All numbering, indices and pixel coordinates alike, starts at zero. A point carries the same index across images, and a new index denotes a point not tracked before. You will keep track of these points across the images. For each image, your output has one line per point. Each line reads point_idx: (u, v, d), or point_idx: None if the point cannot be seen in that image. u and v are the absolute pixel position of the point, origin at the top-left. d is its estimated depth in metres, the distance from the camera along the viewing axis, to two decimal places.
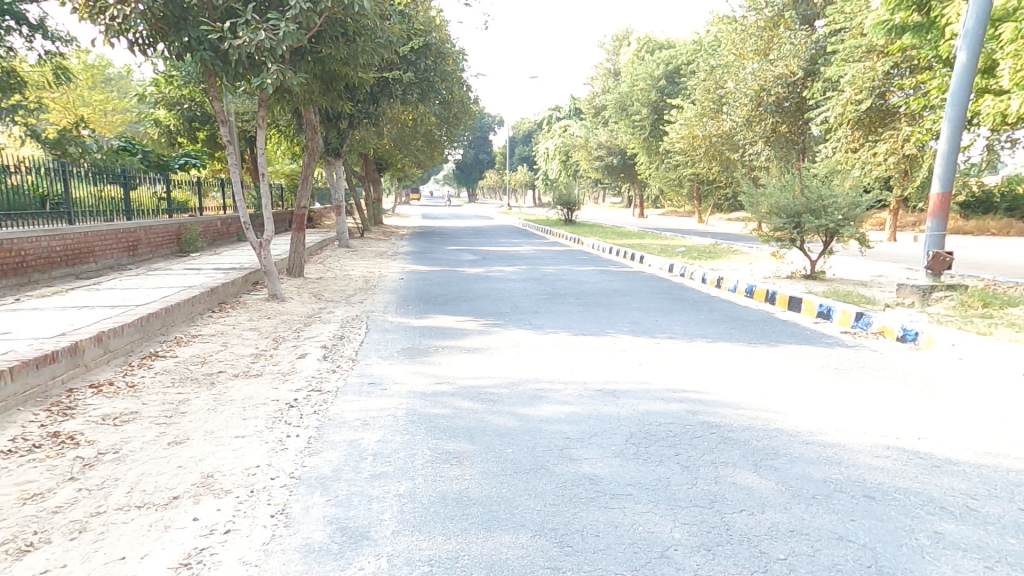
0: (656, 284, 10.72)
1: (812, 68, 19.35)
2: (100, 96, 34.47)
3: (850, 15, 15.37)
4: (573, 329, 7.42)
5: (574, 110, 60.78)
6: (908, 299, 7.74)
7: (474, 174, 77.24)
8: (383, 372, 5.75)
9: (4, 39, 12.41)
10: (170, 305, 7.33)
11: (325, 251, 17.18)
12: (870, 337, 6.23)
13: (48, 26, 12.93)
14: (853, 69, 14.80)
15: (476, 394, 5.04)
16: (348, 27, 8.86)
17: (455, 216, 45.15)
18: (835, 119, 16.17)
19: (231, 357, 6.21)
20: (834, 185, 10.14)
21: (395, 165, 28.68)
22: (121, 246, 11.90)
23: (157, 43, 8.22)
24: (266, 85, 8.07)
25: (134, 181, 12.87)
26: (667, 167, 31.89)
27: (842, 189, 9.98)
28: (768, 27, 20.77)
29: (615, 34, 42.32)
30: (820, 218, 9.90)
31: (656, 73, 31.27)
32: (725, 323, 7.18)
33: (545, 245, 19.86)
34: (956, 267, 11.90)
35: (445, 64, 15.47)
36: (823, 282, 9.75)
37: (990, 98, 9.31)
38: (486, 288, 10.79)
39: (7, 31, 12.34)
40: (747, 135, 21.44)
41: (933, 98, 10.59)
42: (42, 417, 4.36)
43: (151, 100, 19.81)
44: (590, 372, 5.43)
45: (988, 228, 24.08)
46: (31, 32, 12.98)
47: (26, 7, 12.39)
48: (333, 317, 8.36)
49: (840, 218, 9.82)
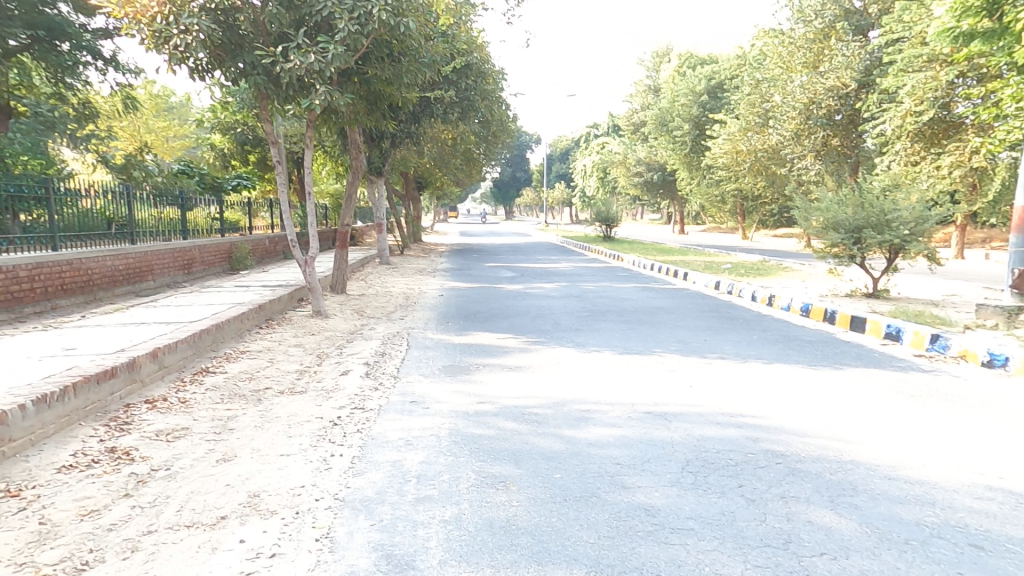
0: (702, 302, 10.37)
1: (866, 81, 18.74)
2: (162, 123, 36.62)
3: (909, 23, 14.72)
4: (617, 347, 7.21)
5: (613, 126, 60.70)
6: (989, 320, 7.19)
7: (512, 191, 77.88)
8: (425, 390, 5.67)
9: (80, 73, 13.22)
10: (221, 322, 7.50)
11: (367, 268, 17.48)
12: (951, 362, 5.78)
13: (120, 60, 13.78)
14: (912, 79, 14.24)
15: (519, 414, 4.88)
16: (393, 48, 9.06)
17: (492, 233, 45.49)
18: (893, 131, 15.50)
19: (277, 374, 6.28)
20: (898, 199, 9.60)
21: (434, 184, 29.19)
22: (177, 265, 12.38)
23: (214, 70, 8.46)
24: (314, 105, 8.26)
25: (191, 203, 13.44)
26: (709, 183, 31.27)
27: (907, 203, 9.45)
28: (817, 39, 20.16)
29: (655, 51, 42.18)
30: (884, 234, 9.33)
31: (698, 89, 30.94)
32: (780, 344, 6.82)
33: (584, 262, 19.68)
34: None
35: (485, 84, 15.65)
36: (888, 302, 9.19)
37: None
38: (526, 305, 10.68)
39: (84, 65, 13.17)
40: (795, 149, 20.86)
41: (1008, 108, 9.87)
42: (101, 432, 4.45)
43: (207, 125, 20.86)
44: (637, 393, 5.19)
45: None
46: (104, 66, 13.84)
47: (101, 43, 13.11)
48: (375, 334, 8.39)
49: (907, 233, 9.28)
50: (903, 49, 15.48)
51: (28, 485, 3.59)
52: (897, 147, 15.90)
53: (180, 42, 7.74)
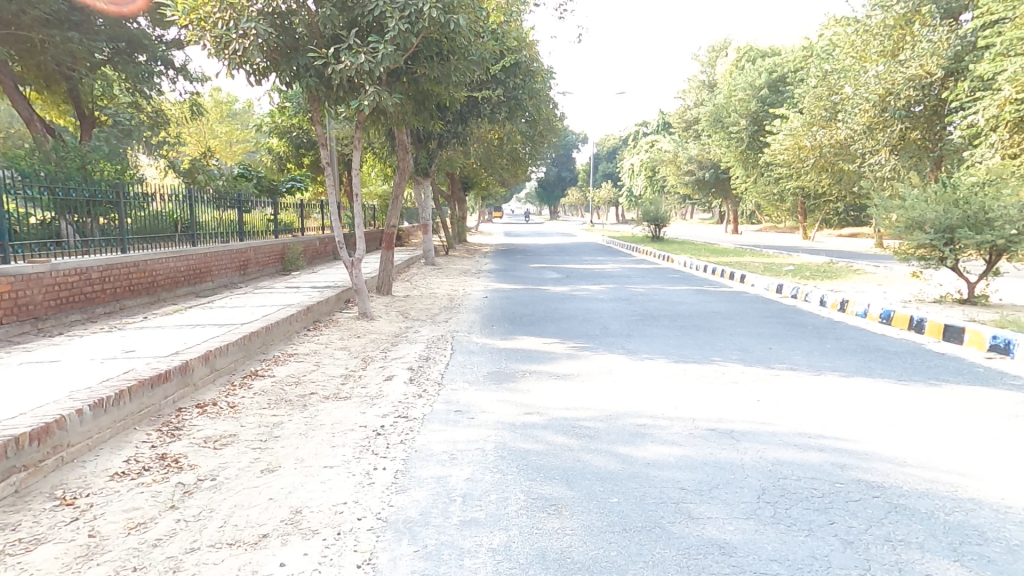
0: (764, 306, 9.75)
1: (956, 67, 17.11)
2: (225, 129, 38.43)
3: (1012, 4, 13.54)
4: (672, 355, 6.77)
5: (663, 124, 59.31)
6: None
7: (557, 192, 77.43)
8: (471, 398, 5.43)
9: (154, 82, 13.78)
10: (270, 324, 7.54)
11: (412, 269, 17.55)
12: None
13: (190, 69, 14.31)
14: (1014, 64, 12.86)
15: (569, 428, 4.57)
16: (443, 45, 8.93)
17: (537, 233, 45.16)
18: (987, 122, 14.48)
19: (322, 378, 6.20)
20: (1000, 196, 8.70)
21: (480, 184, 29.20)
22: (234, 266, 12.69)
23: (270, 74, 8.49)
24: (363, 106, 8.21)
25: (249, 205, 13.80)
26: (766, 181, 29.90)
27: (1012, 200, 8.55)
28: (899, 25, 18.78)
29: (711, 46, 41.11)
30: (983, 233, 8.47)
31: (758, 82, 29.69)
32: (857, 356, 6.21)
33: (633, 263, 19.12)
34: None
35: (534, 82, 15.40)
36: (987, 309, 8.32)
37: None
38: (573, 308, 10.32)
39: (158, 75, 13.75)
40: (867, 143, 19.61)
41: None
42: (153, 437, 4.42)
43: (266, 129, 21.55)
44: (698, 408, 4.77)
45: None
46: (175, 74, 14.40)
47: (173, 53, 13.71)
48: (420, 337, 8.25)
49: (1014, 233, 8.37)
50: (1004, 31, 14.17)
51: (82, 493, 3.56)
52: (994, 138, 14.64)
53: (239, 47, 7.81)
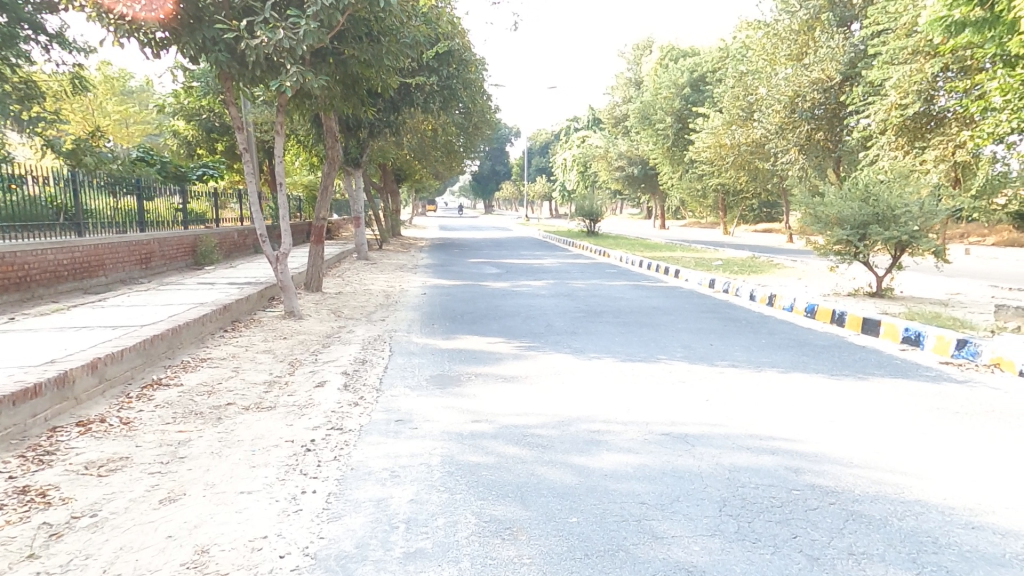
0: (699, 301, 9.96)
1: (852, 73, 18.41)
2: (120, 109, 34.88)
3: (894, 15, 14.70)
4: (618, 353, 6.68)
5: (592, 120, 60.37)
6: (1012, 322, 6.94)
7: (491, 185, 77.15)
8: (412, 406, 5.04)
9: (21, 50, 12.15)
10: (178, 325, 6.74)
11: (343, 264, 16.67)
12: (984, 371, 5.46)
13: (68, 36, 12.78)
14: (898, 72, 14.16)
15: (520, 437, 4.32)
16: (372, 25, 8.37)
17: (473, 227, 44.65)
18: (877, 126, 15.51)
19: (241, 386, 5.57)
20: (905, 194, 9.27)
21: (413, 176, 28.39)
22: (133, 259, 11.45)
23: (170, 46, 7.62)
24: (284, 87, 7.51)
25: (150, 193, 12.51)
26: (691, 177, 31.13)
27: (915, 198, 9.15)
28: (803, 30, 19.97)
29: (635, 44, 42.01)
30: (891, 229, 9.00)
31: (680, 81, 30.64)
32: (792, 350, 6.37)
33: (570, 257, 19.18)
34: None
35: (467, 72, 14.95)
36: (896, 302, 8.86)
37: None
38: (515, 304, 10.10)
39: (25, 40, 12.27)
40: (779, 143, 20.72)
41: (994, 102, 9.55)
42: (14, 467, 3.71)
43: (171, 111, 19.78)
44: (650, 411, 4.65)
45: None
46: (50, 43, 12.82)
47: (44, 17, 12.24)
48: (354, 337, 7.72)
49: (916, 229, 8.93)
50: (889, 40, 15.20)
51: None
52: (882, 141, 15.73)
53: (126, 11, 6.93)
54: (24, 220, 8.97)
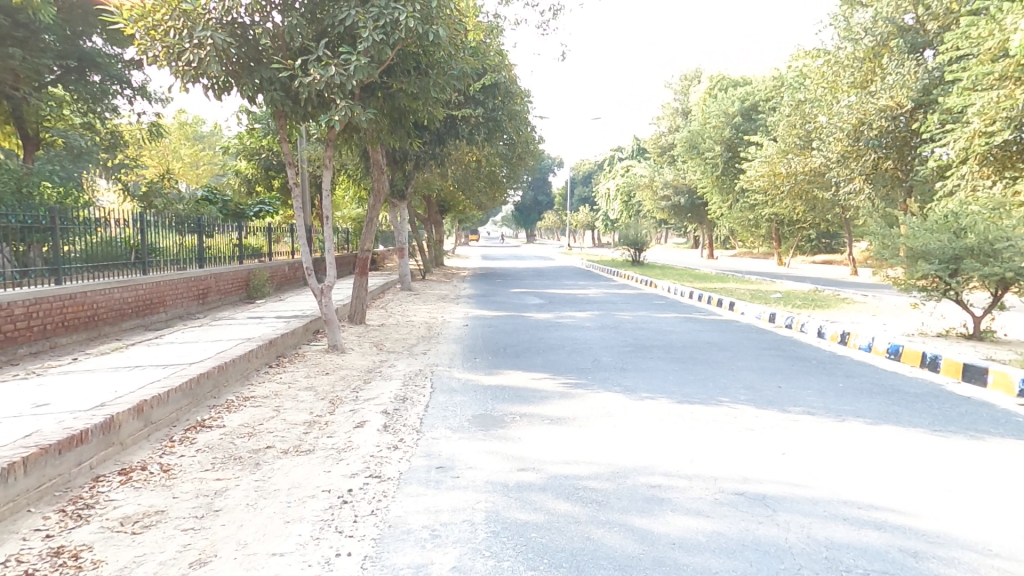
0: (760, 337, 9.30)
1: (925, 100, 17.43)
2: (189, 151, 36.92)
3: (976, 41, 13.84)
4: (674, 394, 6.16)
5: (638, 150, 60.03)
6: None
7: (534, 216, 77.46)
8: (454, 450, 4.70)
9: (111, 103, 13.23)
10: (224, 362, 6.69)
11: (387, 295, 16.76)
12: None
13: (149, 89, 13.55)
14: (982, 99, 13.15)
15: (571, 490, 3.91)
16: (421, 60, 8.43)
17: (515, 257, 44.56)
18: (957, 154, 14.58)
19: (282, 427, 5.38)
20: (1006, 227, 8.42)
21: (457, 207, 28.70)
22: (192, 294, 11.74)
23: (231, 88, 7.81)
24: (333, 122, 7.54)
25: (211, 229, 12.90)
26: (742, 207, 30.15)
27: (1018, 231, 8.29)
28: (868, 57, 19.18)
29: (683, 75, 41.69)
30: (990, 265, 8.17)
31: (731, 110, 30.02)
32: (877, 398, 5.71)
33: (615, 288, 18.68)
34: None
35: (513, 104, 15.00)
36: (998, 346, 7.98)
37: None
38: (560, 338, 9.70)
39: (112, 94, 13.06)
40: (841, 172, 19.84)
41: None
42: (52, 523, 3.55)
43: (233, 151, 20.77)
44: (718, 462, 4.17)
45: None
46: (134, 95, 13.62)
47: (131, 72, 12.96)
48: (395, 372, 7.50)
49: (1022, 265, 8.04)
50: (971, 65, 14.27)
51: None
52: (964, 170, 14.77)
53: (193, 57, 7.11)
54: (100, 261, 9.33)
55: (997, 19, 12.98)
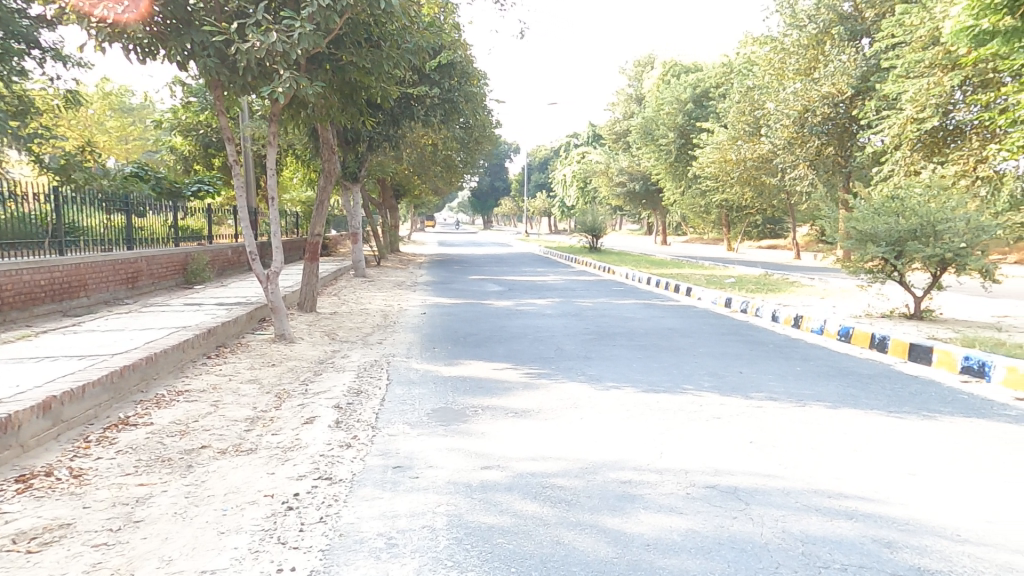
0: (718, 322, 9.39)
1: (863, 87, 18.17)
2: (115, 125, 34.33)
3: (910, 28, 14.43)
4: (639, 382, 6.06)
5: (593, 136, 60.25)
6: None
7: (490, 201, 76.88)
8: (414, 449, 4.40)
9: (18, 65, 11.96)
10: (154, 354, 6.12)
11: (340, 281, 16.11)
12: None
13: (62, 50, 12.30)
14: (915, 85, 13.79)
15: (539, 489, 3.69)
16: (372, 30, 7.92)
17: (472, 242, 43.92)
18: (892, 140, 15.22)
19: (219, 424, 4.93)
20: (947, 209, 8.71)
21: (412, 192, 27.98)
22: (120, 279, 10.83)
23: (157, 51, 7.12)
24: (276, 93, 6.96)
25: (141, 209, 11.94)
26: (694, 194, 30.71)
27: (959, 213, 8.59)
28: (811, 44, 19.73)
29: (637, 61, 41.83)
30: (932, 246, 8.44)
31: (684, 97, 30.40)
32: (836, 382, 5.76)
33: (574, 274, 18.63)
34: None
35: (469, 85, 14.57)
36: (940, 326, 8.28)
37: None
38: (521, 325, 9.48)
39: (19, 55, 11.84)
40: (787, 158, 20.43)
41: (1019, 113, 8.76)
42: None
43: (167, 127, 19.41)
44: (687, 455, 4.04)
45: None
46: (45, 57, 12.35)
47: (41, 31, 11.76)
48: (349, 363, 7.09)
49: (961, 246, 8.35)
50: (904, 53, 14.98)
51: None
52: (897, 156, 15.41)
53: None
54: (7, 240, 8.42)
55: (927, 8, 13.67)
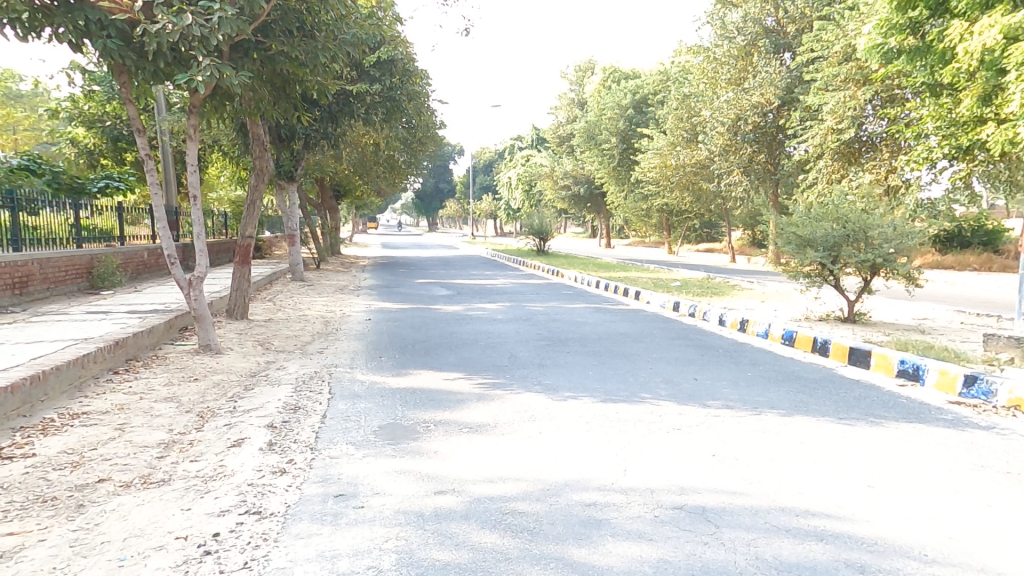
0: (667, 326, 9.43)
1: (789, 98, 19.08)
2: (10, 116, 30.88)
3: (828, 44, 15.18)
4: (594, 390, 5.88)
5: (537, 138, 60.55)
6: (1004, 353, 6.67)
7: (434, 203, 75.83)
8: (359, 473, 4.00)
9: None
10: (41, 373, 5.37)
11: (276, 286, 15.20)
12: (1003, 415, 4.98)
13: None
14: (833, 99, 14.51)
15: (498, 516, 3.39)
16: (304, 18, 7.40)
17: (417, 245, 42.88)
18: (815, 149, 15.99)
19: (124, 451, 4.32)
20: (877, 215, 9.09)
21: (354, 193, 27.02)
22: (1, 284, 9.63)
23: (45, 29, 6.29)
24: (195, 82, 6.32)
25: (32, 206, 10.68)
26: (636, 197, 31.33)
27: (887, 219, 8.96)
28: (741, 55, 20.49)
29: (578, 65, 42.32)
30: (863, 252, 8.82)
31: (624, 102, 31.01)
32: (787, 387, 5.80)
33: (522, 277, 18.46)
34: (986, 309, 11.34)
35: (411, 83, 14.09)
36: (873, 329, 8.63)
37: (993, 127, 7.63)
38: (471, 331, 9.16)
39: None
40: (722, 165, 21.17)
41: (926, 126, 9.16)
42: None
43: (66, 116, 17.61)
44: (653, 473, 3.87)
45: (969, 263, 21.40)
46: None
47: None
48: (285, 376, 6.54)
49: (890, 251, 8.74)
50: (822, 67, 15.75)
51: None
52: (820, 164, 16.18)
53: None
54: None
55: (842, 25, 14.48)
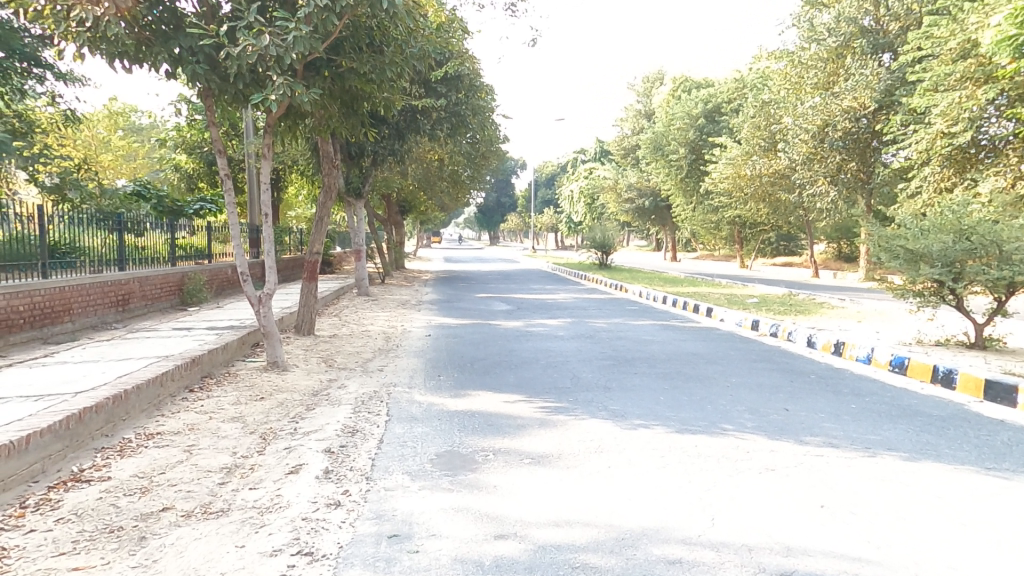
0: (747, 347, 8.64)
1: (887, 101, 17.62)
2: (121, 143, 33.72)
3: (939, 41, 13.82)
4: (670, 420, 5.31)
5: (600, 151, 59.67)
6: None
7: (495, 218, 76.42)
8: (416, 509, 3.69)
9: (20, 83, 11.57)
10: (124, 393, 5.47)
11: (341, 301, 15.50)
12: None
13: (67, 71, 11.97)
14: (945, 99, 13.12)
15: (568, 572, 2.95)
16: (373, 34, 7.36)
17: (477, 259, 43.13)
18: (919, 155, 14.55)
19: (188, 476, 4.23)
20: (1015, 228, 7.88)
21: (418, 208, 27.50)
22: (107, 301, 10.21)
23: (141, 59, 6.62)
24: (269, 101, 6.41)
25: (140, 227, 11.39)
26: (706, 209, 30.00)
27: None
28: (831, 58, 19.20)
29: (645, 77, 41.48)
30: (998, 269, 7.67)
31: (694, 112, 29.91)
32: (903, 426, 4.98)
33: (585, 292, 17.91)
34: None
35: (477, 97, 14.03)
36: (1008, 358, 7.48)
37: None
38: (532, 349, 8.76)
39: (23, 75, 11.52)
40: (806, 174, 19.83)
41: None
42: None
43: (172, 145, 19.01)
44: (748, 527, 3.30)
45: None
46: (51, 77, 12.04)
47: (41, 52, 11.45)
48: (345, 395, 6.40)
49: None
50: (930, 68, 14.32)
51: None
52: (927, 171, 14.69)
53: (85, 16, 5.90)
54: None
55: (959, 20, 13.07)
